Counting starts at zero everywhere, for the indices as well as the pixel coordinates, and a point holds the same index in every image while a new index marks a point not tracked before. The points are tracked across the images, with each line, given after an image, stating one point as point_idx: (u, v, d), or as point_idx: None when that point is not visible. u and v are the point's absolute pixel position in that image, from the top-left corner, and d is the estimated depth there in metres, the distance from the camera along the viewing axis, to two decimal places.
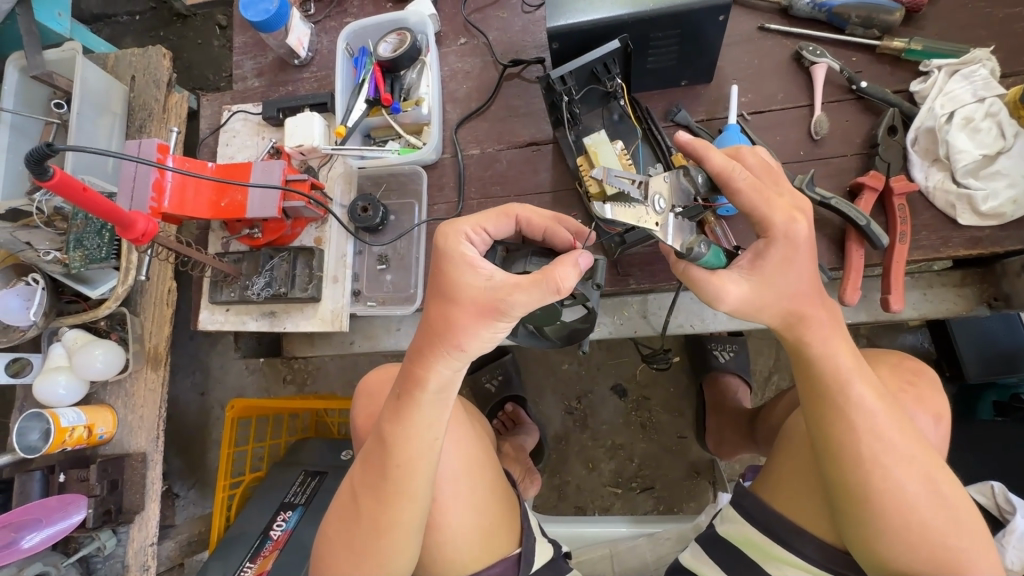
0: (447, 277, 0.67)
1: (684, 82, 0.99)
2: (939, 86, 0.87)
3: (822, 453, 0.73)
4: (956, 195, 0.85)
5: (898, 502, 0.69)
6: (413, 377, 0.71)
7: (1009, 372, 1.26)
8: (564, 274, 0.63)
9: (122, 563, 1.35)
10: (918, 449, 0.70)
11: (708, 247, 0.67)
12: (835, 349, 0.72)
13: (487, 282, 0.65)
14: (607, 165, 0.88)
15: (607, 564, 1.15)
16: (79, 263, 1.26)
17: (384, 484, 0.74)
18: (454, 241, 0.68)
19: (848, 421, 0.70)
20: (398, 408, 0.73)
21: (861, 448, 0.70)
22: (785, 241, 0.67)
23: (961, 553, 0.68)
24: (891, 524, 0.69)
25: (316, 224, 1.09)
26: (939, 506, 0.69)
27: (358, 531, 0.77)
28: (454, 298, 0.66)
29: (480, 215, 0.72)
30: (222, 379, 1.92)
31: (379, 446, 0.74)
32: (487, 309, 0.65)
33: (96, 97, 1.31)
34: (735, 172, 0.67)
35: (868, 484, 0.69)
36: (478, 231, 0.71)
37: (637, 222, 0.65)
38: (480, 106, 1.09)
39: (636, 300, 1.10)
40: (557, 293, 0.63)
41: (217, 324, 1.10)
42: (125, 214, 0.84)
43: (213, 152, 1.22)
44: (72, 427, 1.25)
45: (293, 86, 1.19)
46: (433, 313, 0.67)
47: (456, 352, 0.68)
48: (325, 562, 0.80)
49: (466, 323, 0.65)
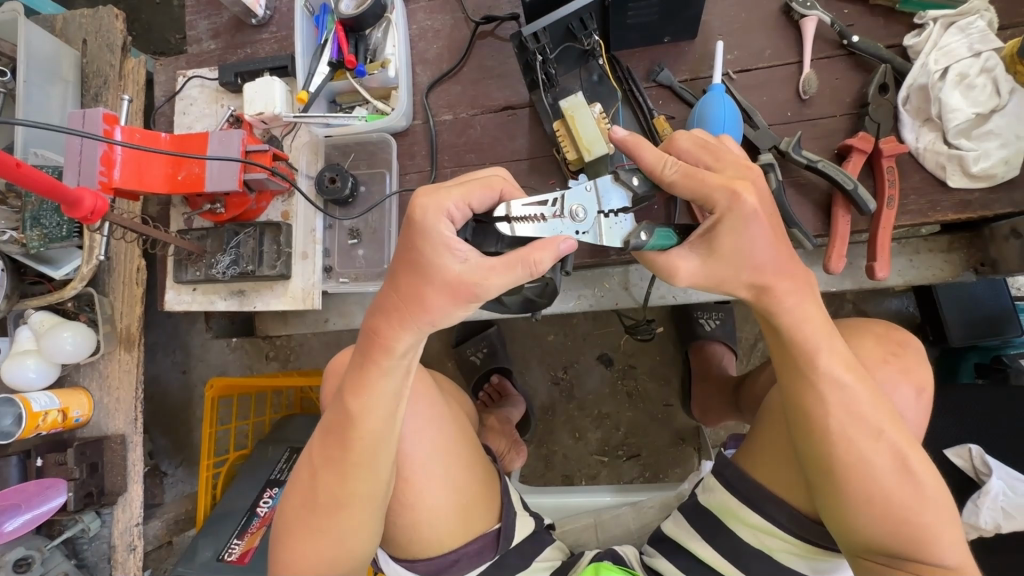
0: (420, 255, 0.60)
1: (666, 39, 0.93)
2: (933, 40, 0.82)
3: (794, 423, 0.72)
4: (946, 156, 0.81)
5: (863, 474, 0.68)
6: (378, 345, 0.68)
7: (990, 335, 1.26)
8: (541, 258, 0.60)
9: (108, 543, 1.34)
10: (887, 422, 0.69)
11: (647, 235, 0.66)
12: (807, 318, 0.68)
13: (463, 265, 0.60)
14: (584, 130, 0.84)
15: (592, 533, 1.16)
16: (38, 242, 1.20)
17: (346, 458, 0.74)
18: (433, 219, 0.60)
19: (820, 394, 0.69)
20: (358, 375, 0.71)
21: (829, 421, 0.69)
22: (734, 218, 0.62)
23: (926, 526, 0.68)
24: (856, 498, 0.69)
25: (283, 197, 1.03)
26: (904, 479, 0.68)
27: (317, 506, 0.76)
28: (427, 277, 0.60)
29: (462, 188, 0.63)
30: (204, 358, 1.89)
31: (339, 418, 0.73)
32: (462, 293, 0.61)
33: (43, 64, 1.22)
34: (665, 166, 0.64)
35: (834, 458, 0.69)
36: (462, 207, 0.63)
37: (547, 230, 0.66)
38: (452, 68, 1.02)
39: (618, 272, 1.07)
40: (530, 276, 0.60)
41: (184, 304, 1.06)
42: (71, 191, 0.78)
43: (170, 121, 1.14)
44: (45, 411, 1.22)
45: (251, 48, 1.11)
46: (403, 285, 0.62)
47: (427, 326, 0.65)
48: (288, 541, 0.78)
49: (438, 304, 0.62)
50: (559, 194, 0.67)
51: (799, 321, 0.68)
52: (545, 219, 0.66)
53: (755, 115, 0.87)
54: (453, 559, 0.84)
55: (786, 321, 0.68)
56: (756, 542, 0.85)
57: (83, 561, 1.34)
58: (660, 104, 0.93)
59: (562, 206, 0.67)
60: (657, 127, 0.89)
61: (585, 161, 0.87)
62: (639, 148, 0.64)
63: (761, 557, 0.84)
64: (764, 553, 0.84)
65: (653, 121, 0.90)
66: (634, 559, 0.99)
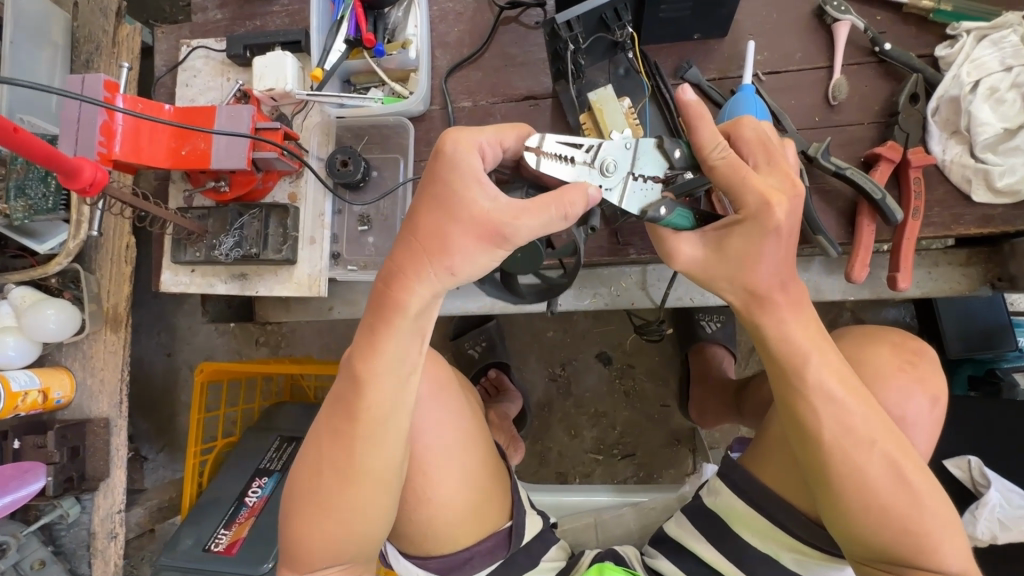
0: (450, 188, 0.59)
1: (696, 36, 0.91)
2: (966, 52, 0.82)
3: (794, 441, 0.71)
4: (972, 170, 0.81)
5: (860, 483, 0.68)
6: (389, 300, 0.64)
7: (985, 348, 1.29)
8: (573, 200, 0.60)
9: (87, 530, 1.29)
10: (878, 432, 0.68)
11: (666, 211, 0.67)
12: (796, 330, 0.67)
13: (492, 203, 0.59)
14: (613, 124, 0.82)
15: (591, 533, 1.15)
16: (22, 214, 1.14)
17: (352, 430, 0.70)
18: (464, 154, 0.60)
19: (814, 414, 0.68)
20: (365, 341, 0.67)
21: (823, 433, 0.68)
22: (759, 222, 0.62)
23: (926, 534, 0.68)
24: (856, 505, 0.68)
25: (290, 178, 0.99)
26: (901, 488, 0.68)
27: (319, 482, 0.72)
28: (453, 213, 0.59)
29: (495, 127, 0.63)
30: (190, 341, 1.83)
31: (345, 386, 0.70)
32: (489, 232, 0.59)
33: (31, 25, 1.15)
34: (716, 147, 0.63)
35: (831, 469, 0.68)
36: (494, 146, 0.63)
37: (573, 175, 0.67)
38: (473, 53, 0.99)
39: (637, 271, 1.05)
40: (563, 220, 0.60)
41: (182, 286, 1.01)
42: (69, 160, 0.73)
43: (171, 93, 1.08)
44: (25, 391, 1.16)
45: (261, 20, 1.06)
46: (423, 227, 0.61)
47: (446, 276, 0.62)
48: (293, 523, 0.74)
49: (462, 244, 0.60)
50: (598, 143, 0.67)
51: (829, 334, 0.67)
52: (572, 161, 0.68)
53: (783, 119, 0.86)
54: (465, 557, 0.82)
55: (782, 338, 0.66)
56: (762, 545, 0.85)
57: (60, 548, 1.29)
58: None
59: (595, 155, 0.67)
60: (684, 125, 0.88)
61: None
62: (702, 121, 0.62)
63: (768, 561, 0.85)
64: (770, 557, 0.84)
65: (679, 119, 0.88)
66: (636, 560, 0.98)
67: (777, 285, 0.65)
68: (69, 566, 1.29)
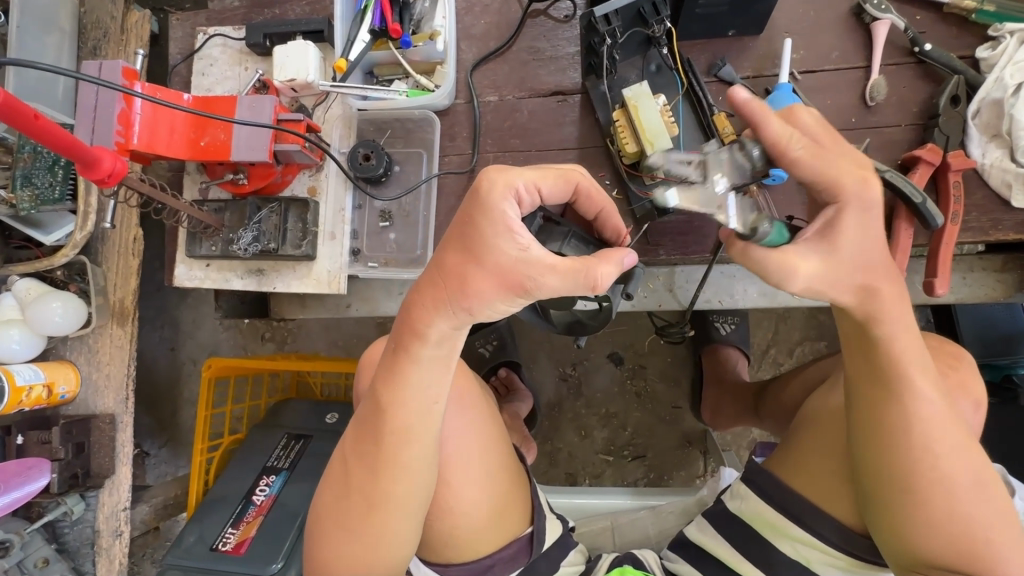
0: (478, 232, 0.55)
1: (731, 32, 0.88)
2: (1009, 54, 0.80)
3: (863, 434, 0.69)
4: (1013, 175, 0.79)
5: (944, 489, 0.66)
6: (413, 329, 0.63)
7: (1004, 355, 1.28)
8: (605, 272, 0.57)
9: (91, 528, 1.26)
10: (965, 439, 0.67)
11: (773, 224, 0.56)
12: (898, 328, 0.64)
13: (521, 253, 0.54)
14: (648, 121, 0.80)
15: (607, 537, 1.14)
16: (28, 204, 1.11)
17: (377, 454, 0.70)
18: (500, 197, 0.56)
19: (904, 406, 0.66)
20: (391, 364, 0.67)
21: (910, 434, 0.66)
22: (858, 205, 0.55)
23: (1000, 546, 0.66)
24: (934, 512, 0.66)
25: (310, 171, 0.97)
26: (981, 496, 0.66)
27: (349, 503, 0.73)
28: (479, 260, 0.55)
29: (537, 170, 0.60)
30: (194, 336, 1.80)
31: (370, 408, 0.70)
32: (512, 284, 0.55)
33: (40, 9, 1.11)
34: (793, 142, 0.55)
35: (914, 472, 0.66)
36: (531, 189, 0.59)
37: (692, 200, 0.56)
38: (500, 46, 0.96)
39: (663, 272, 1.04)
40: (590, 290, 0.57)
41: (195, 281, 0.99)
42: (88, 150, 0.70)
43: (186, 82, 1.05)
44: (29, 386, 1.13)
45: (280, 8, 1.03)
46: (449, 265, 0.57)
47: (464, 313, 0.60)
48: (324, 541, 0.75)
49: (483, 288, 0.56)
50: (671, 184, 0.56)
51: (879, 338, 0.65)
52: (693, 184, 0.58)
53: None
54: (487, 565, 0.80)
55: (880, 329, 0.64)
56: (793, 552, 0.83)
57: (63, 546, 1.26)
58: (719, 100, 0.89)
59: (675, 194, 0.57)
60: (718, 124, 0.85)
61: (645, 155, 0.82)
62: (767, 119, 0.54)
63: (798, 570, 0.83)
64: (801, 564, 0.83)
65: (713, 117, 0.86)
66: (656, 563, 0.96)
67: (874, 277, 0.59)
68: (72, 564, 1.25)
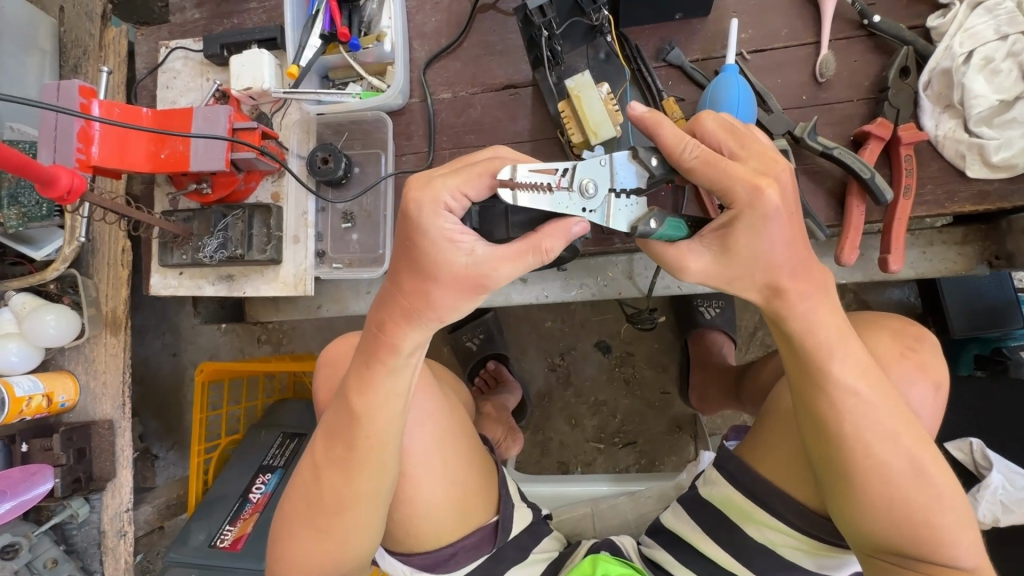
0: (420, 252, 0.57)
1: (678, 16, 0.88)
2: (959, 22, 0.78)
3: (807, 426, 0.69)
4: (966, 145, 0.78)
5: (884, 474, 0.66)
6: (387, 343, 0.65)
7: (993, 329, 1.24)
8: (552, 244, 0.58)
9: (98, 529, 1.31)
10: (903, 425, 0.67)
11: (657, 223, 0.62)
12: (821, 321, 0.64)
13: (468, 258, 0.56)
14: (591, 111, 0.80)
15: (588, 522, 1.15)
16: (16, 221, 1.16)
17: (349, 459, 0.72)
18: (429, 215, 0.55)
19: (831, 399, 0.66)
20: (362, 376, 0.68)
21: (843, 424, 0.66)
22: (752, 212, 0.57)
23: (943, 528, 0.66)
24: (875, 498, 0.67)
25: (272, 177, 0.99)
26: (922, 479, 0.66)
27: (319, 508, 0.74)
28: (431, 276, 0.57)
29: (458, 175, 0.58)
30: (194, 341, 1.85)
31: (342, 417, 0.71)
32: (470, 286, 0.58)
33: (16, 32, 1.15)
34: (685, 148, 0.58)
35: (852, 462, 0.67)
36: (458, 198, 0.58)
37: (555, 203, 0.61)
38: (452, 42, 0.97)
39: (622, 260, 1.04)
40: (541, 258, 0.58)
41: (171, 288, 1.02)
42: (46, 170, 0.73)
43: (153, 96, 1.08)
44: (29, 396, 1.18)
45: (239, 18, 1.05)
46: (408, 284, 0.59)
47: (433, 323, 0.62)
48: (292, 542, 0.76)
49: (446, 300, 0.59)
50: (571, 165, 0.61)
51: (822, 320, 0.64)
52: (552, 188, 0.61)
53: (768, 99, 0.83)
54: (451, 553, 0.82)
55: (802, 320, 0.64)
56: (758, 536, 0.83)
57: (72, 547, 1.31)
58: (669, 85, 0.89)
59: (572, 179, 0.62)
60: (666, 109, 0.85)
61: (591, 145, 0.83)
62: (657, 127, 0.58)
63: (763, 552, 0.83)
64: (767, 547, 0.83)
65: (662, 102, 0.86)
66: (633, 549, 0.98)
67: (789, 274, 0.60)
68: (82, 564, 1.30)
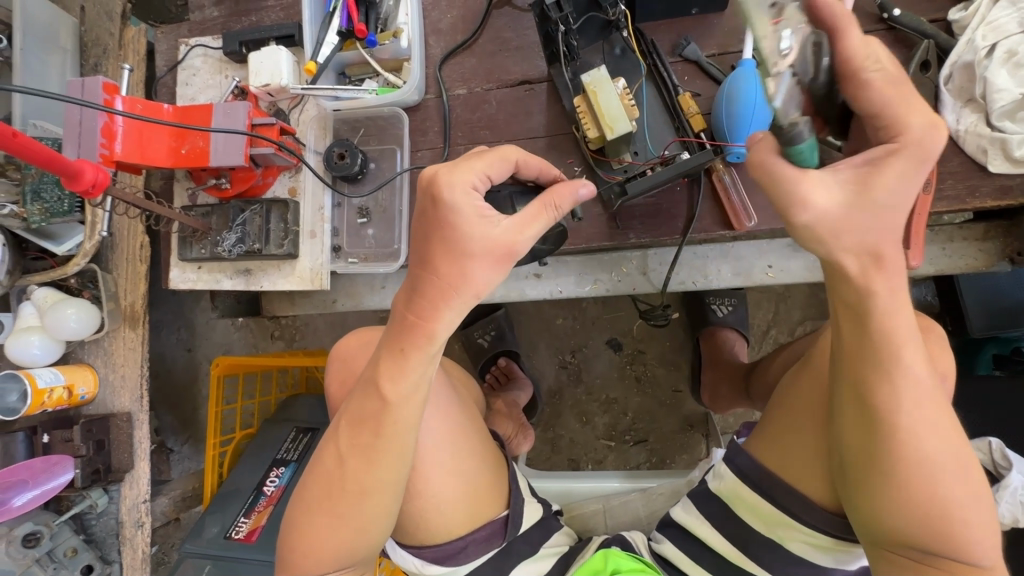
0: (453, 228, 0.60)
1: (694, 10, 0.88)
2: (981, 14, 0.77)
3: (853, 414, 0.67)
4: (988, 139, 0.77)
5: (921, 469, 0.64)
6: (422, 329, 0.65)
7: (1013, 327, 1.21)
8: (562, 197, 0.64)
9: (116, 519, 1.33)
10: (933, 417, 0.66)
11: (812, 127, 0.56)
12: (833, 314, 0.65)
13: (499, 229, 0.60)
14: (608, 107, 0.80)
15: (600, 518, 1.15)
16: (39, 217, 1.17)
17: (376, 445, 0.72)
18: (461, 193, 0.60)
19: (891, 384, 0.64)
20: (396, 364, 0.68)
21: (898, 416, 0.64)
22: (912, 150, 0.55)
23: (974, 527, 0.65)
24: (913, 496, 0.65)
25: (290, 172, 1.00)
26: (961, 476, 0.65)
27: (341, 494, 0.75)
28: (465, 252, 0.60)
29: (482, 159, 0.63)
30: (209, 336, 1.87)
31: (372, 404, 0.71)
32: (504, 254, 0.61)
33: (42, 29, 1.16)
34: (871, 63, 0.55)
35: (896, 455, 0.65)
36: (483, 178, 0.63)
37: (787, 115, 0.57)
38: (468, 38, 0.98)
39: (635, 256, 1.04)
40: (556, 212, 0.64)
41: (189, 283, 1.03)
42: (71, 163, 0.75)
43: (172, 93, 1.10)
44: (50, 388, 1.20)
45: (257, 15, 1.06)
46: (443, 264, 0.61)
47: (472, 301, 0.63)
48: (307, 530, 0.77)
49: (482, 275, 0.61)
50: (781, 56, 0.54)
51: (845, 313, 0.64)
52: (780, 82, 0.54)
53: None
54: (460, 546, 0.83)
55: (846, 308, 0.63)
56: (770, 532, 0.83)
57: (91, 536, 1.33)
58: (685, 80, 0.89)
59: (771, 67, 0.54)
60: (682, 104, 0.85)
61: (607, 140, 0.82)
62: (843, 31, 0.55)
63: (777, 550, 0.83)
64: (780, 544, 0.83)
65: (678, 97, 0.86)
66: (643, 545, 0.98)
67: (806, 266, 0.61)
68: (100, 554, 1.32)
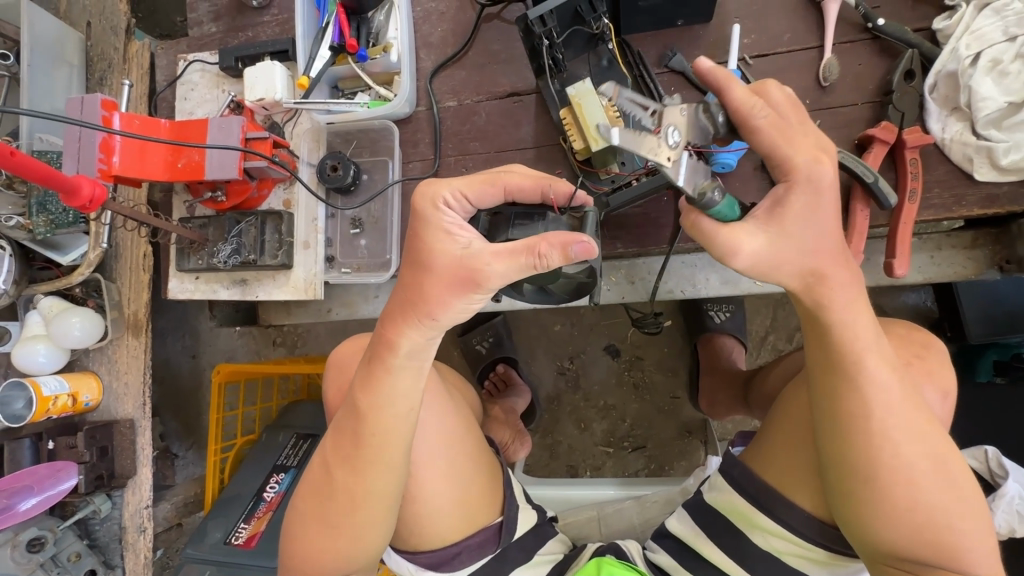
0: (422, 245, 0.62)
1: (679, 22, 0.88)
2: (965, 23, 0.77)
3: (827, 425, 0.68)
4: (974, 148, 0.77)
5: (901, 477, 0.65)
6: (385, 340, 0.68)
7: (1014, 331, 1.16)
8: (548, 248, 0.57)
9: (119, 524, 1.35)
10: (916, 427, 0.66)
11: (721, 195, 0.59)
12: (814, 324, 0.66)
13: (463, 250, 0.60)
14: (593, 119, 0.82)
15: (594, 526, 1.15)
16: (44, 229, 1.20)
17: (359, 454, 0.73)
18: (429, 208, 0.62)
19: (859, 392, 0.66)
20: (369, 374, 0.71)
21: (869, 424, 0.66)
22: (807, 186, 0.58)
23: (962, 534, 0.65)
24: (893, 503, 0.66)
25: (284, 185, 1.01)
26: (942, 480, 0.66)
27: (330, 505, 0.76)
28: (427, 268, 0.61)
29: (463, 180, 0.64)
30: (212, 343, 1.90)
31: (352, 415, 0.73)
32: (462, 280, 0.60)
33: (47, 46, 1.19)
34: (754, 109, 0.57)
35: (875, 463, 0.66)
36: (458, 198, 0.63)
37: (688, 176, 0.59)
38: (458, 51, 0.99)
39: (625, 264, 1.05)
40: (535, 261, 0.58)
41: (187, 292, 1.06)
42: (68, 179, 0.77)
43: (172, 107, 1.13)
44: (55, 396, 1.22)
45: (253, 31, 1.08)
46: (409, 280, 0.63)
47: (430, 320, 0.64)
48: (302, 538, 0.79)
49: (442, 295, 0.61)
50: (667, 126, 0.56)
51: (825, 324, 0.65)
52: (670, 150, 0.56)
53: None
54: (454, 552, 0.83)
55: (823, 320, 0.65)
56: (764, 543, 0.82)
57: (94, 541, 1.35)
58: (671, 91, 0.90)
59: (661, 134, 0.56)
60: None
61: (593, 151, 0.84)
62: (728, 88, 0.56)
63: (769, 560, 0.82)
64: (772, 555, 0.82)
65: None
66: (638, 554, 0.97)
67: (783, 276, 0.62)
68: (103, 558, 1.34)
